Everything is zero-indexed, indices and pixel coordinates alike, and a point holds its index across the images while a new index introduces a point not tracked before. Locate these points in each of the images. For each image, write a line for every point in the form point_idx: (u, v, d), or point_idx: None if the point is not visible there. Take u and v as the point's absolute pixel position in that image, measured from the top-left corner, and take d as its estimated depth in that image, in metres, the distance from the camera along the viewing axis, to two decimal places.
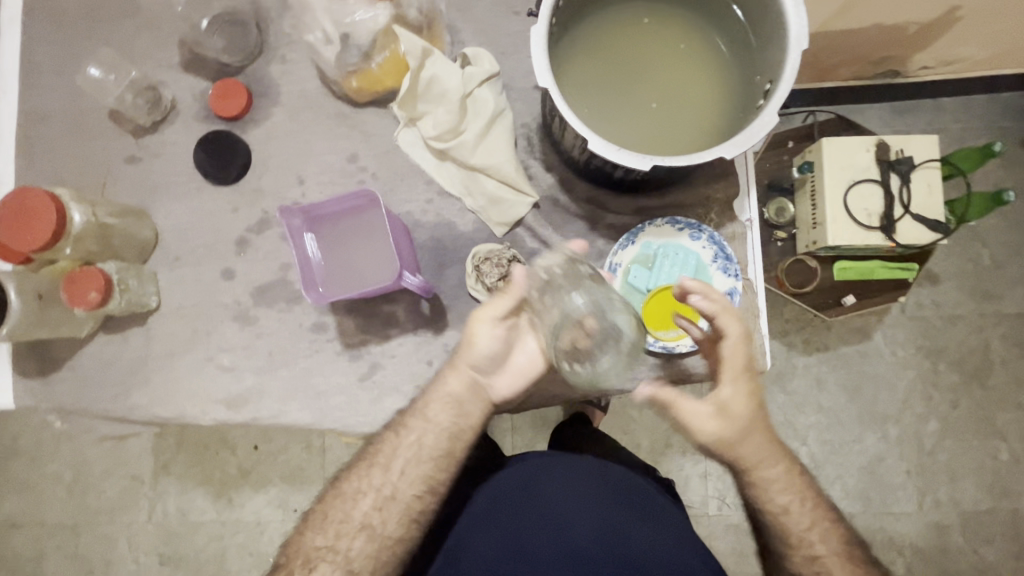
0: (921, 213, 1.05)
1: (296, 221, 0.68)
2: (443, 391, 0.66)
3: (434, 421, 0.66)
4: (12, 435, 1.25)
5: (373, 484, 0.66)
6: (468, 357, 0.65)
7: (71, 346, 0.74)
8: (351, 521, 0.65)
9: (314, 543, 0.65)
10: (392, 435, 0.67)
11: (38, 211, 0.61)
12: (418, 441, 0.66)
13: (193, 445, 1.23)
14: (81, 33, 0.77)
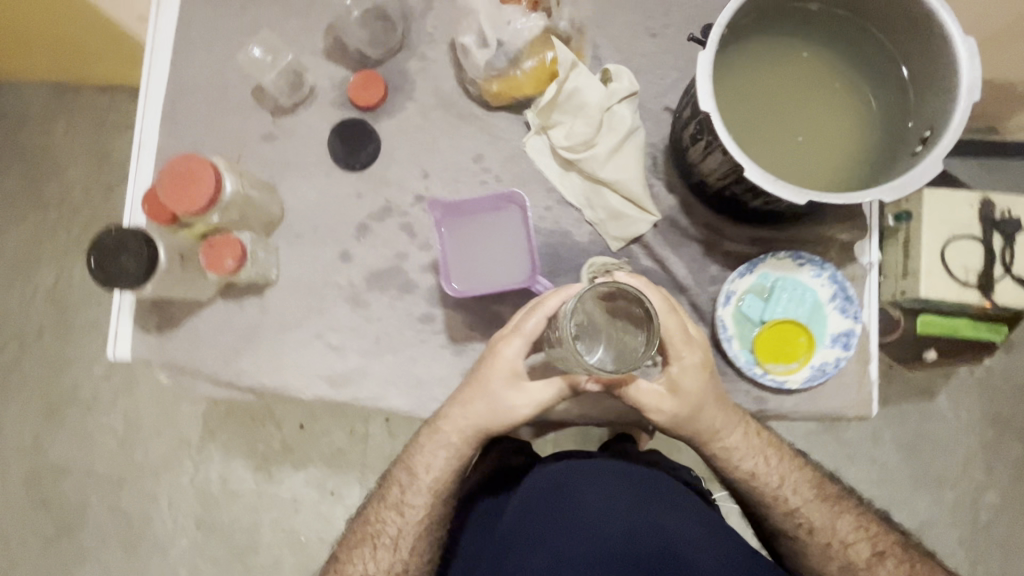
0: (1022, 276, 1.02)
1: (437, 214, 0.71)
2: (433, 456, 0.67)
3: (430, 487, 0.67)
4: (72, 382, 1.28)
5: (381, 560, 0.67)
6: (466, 421, 0.66)
7: (191, 308, 0.78)
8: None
9: None
10: (392, 510, 0.68)
11: (198, 175, 0.64)
12: (419, 506, 0.67)
13: (241, 416, 1.25)
14: (233, 12, 0.80)
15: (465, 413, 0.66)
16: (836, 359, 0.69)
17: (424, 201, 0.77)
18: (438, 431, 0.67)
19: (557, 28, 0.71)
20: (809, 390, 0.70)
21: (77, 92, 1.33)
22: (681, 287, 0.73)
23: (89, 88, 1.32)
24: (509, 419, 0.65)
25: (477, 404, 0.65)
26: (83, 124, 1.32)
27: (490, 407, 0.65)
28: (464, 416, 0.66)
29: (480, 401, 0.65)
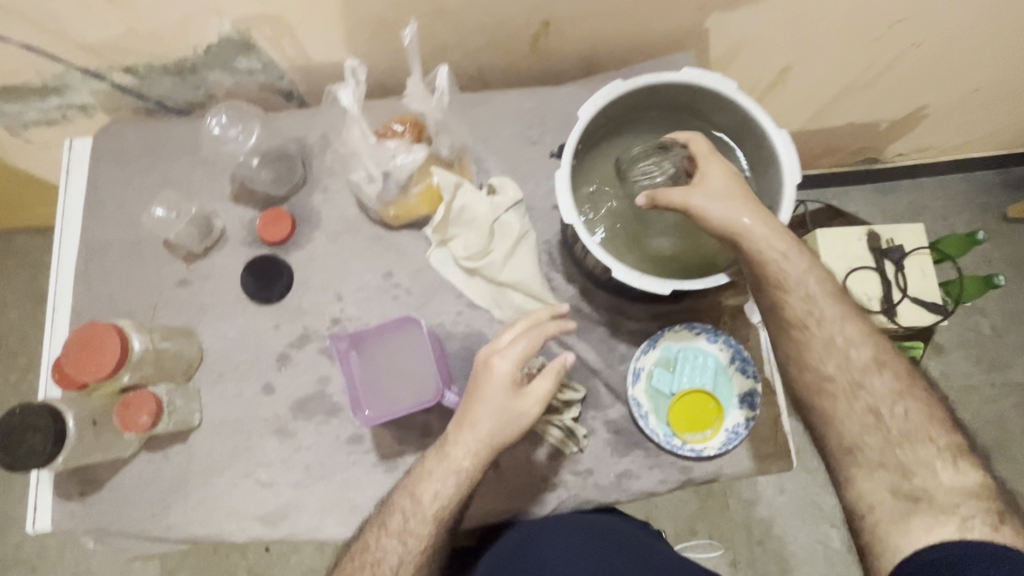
0: (917, 297, 1.10)
1: (341, 344, 0.73)
2: (443, 482, 0.64)
3: (442, 517, 0.64)
4: (16, 542, 1.20)
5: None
6: (476, 445, 0.64)
7: (114, 467, 0.76)
8: None
9: None
10: (395, 534, 0.64)
11: (105, 341, 0.66)
12: (432, 542, 0.64)
13: (202, 549, 1.19)
14: (139, 170, 0.85)
15: (473, 437, 0.64)
16: (745, 419, 0.74)
17: (340, 323, 0.79)
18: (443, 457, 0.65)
19: (439, 154, 0.76)
20: (730, 452, 0.73)
21: (15, 237, 1.42)
22: (594, 370, 0.76)
23: (27, 233, 1.42)
24: (516, 432, 0.65)
25: (486, 419, 0.64)
26: (25, 272, 1.41)
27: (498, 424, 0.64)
28: (472, 440, 0.64)
29: (488, 418, 0.64)
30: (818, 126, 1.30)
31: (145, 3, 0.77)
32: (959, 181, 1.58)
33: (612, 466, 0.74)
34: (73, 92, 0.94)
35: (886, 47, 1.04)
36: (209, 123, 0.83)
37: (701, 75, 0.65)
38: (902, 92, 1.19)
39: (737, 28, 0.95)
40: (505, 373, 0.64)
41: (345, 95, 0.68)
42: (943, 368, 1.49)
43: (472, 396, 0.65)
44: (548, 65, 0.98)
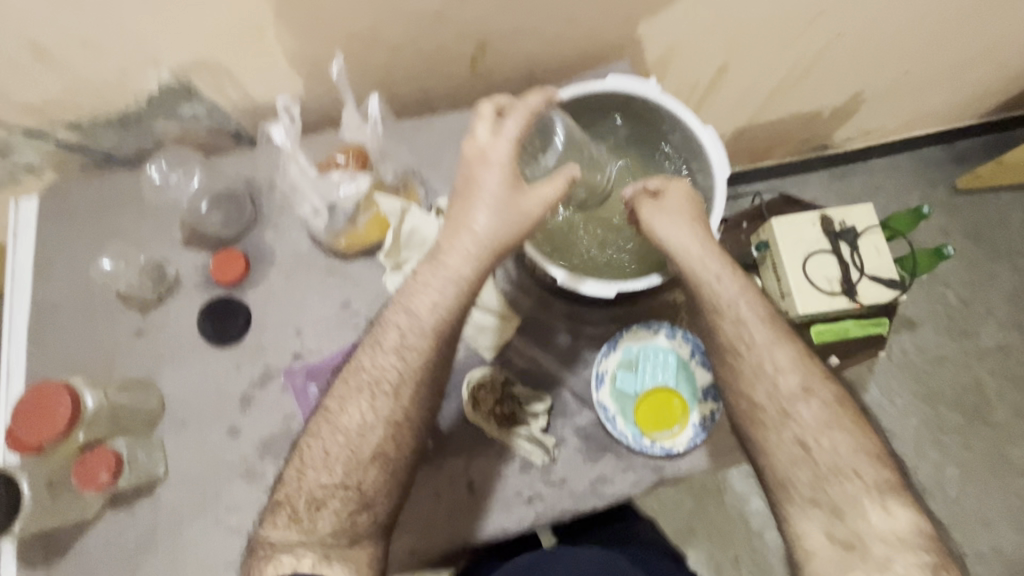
0: (874, 275, 1.11)
1: (298, 378, 0.77)
2: (368, 407, 0.66)
3: (376, 444, 0.66)
4: None
5: (331, 519, 0.64)
6: (405, 368, 0.66)
7: (79, 529, 0.74)
8: (345, 444, 0.65)
9: (319, 482, 0.65)
10: (361, 404, 0.66)
11: (54, 401, 0.65)
12: (370, 469, 0.65)
13: None
14: (86, 224, 0.84)
15: (398, 357, 0.66)
16: (711, 412, 0.74)
17: (301, 358, 0.79)
18: (370, 384, 0.66)
19: (384, 181, 0.80)
20: (699, 446, 0.73)
21: None
22: (558, 379, 0.76)
23: None
24: (521, 224, 0.66)
25: (412, 339, 0.66)
26: None
27: (426, 345, 0.66)
28: (402, 365, 0.66)
29: (417, 335, 0.66)
30: (764, 119, 1.34)
31: (77, 59, 0.77)
32: (908, 159, 1.63)
33: (586, 473, 0.73)
34: (17, 153, 0.93)
35: (813, 39, 1.08)
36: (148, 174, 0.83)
37: (628, 83, 0.74)
38: (839, 79, 1.23)
39: (669, 32, 0.98)
40: (432, 276, 0.66)
41: (276, 132, 0.69)
42: (916, 342, 1.51)
43: (401, 314, 0.67)
44: (491, 84, 1.00)
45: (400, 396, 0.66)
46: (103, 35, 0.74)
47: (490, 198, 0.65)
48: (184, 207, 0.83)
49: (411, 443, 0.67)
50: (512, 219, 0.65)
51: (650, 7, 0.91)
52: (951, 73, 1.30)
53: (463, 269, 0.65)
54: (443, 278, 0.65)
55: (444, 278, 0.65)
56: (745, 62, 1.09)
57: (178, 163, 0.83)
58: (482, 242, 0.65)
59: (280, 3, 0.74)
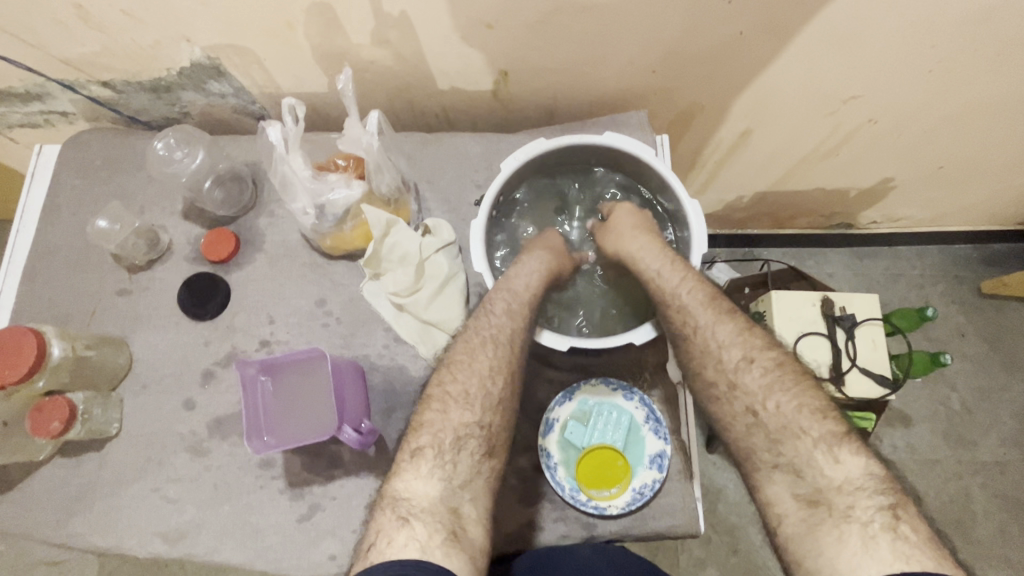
0: (867, 366, 1.05)
1: (250, 369, 0.70)
2: (493, 357, 0.70)
3: (503, 391, 0.69)
4: None
5: (468, 463, 0.65)
6: (514, 326, 0.72)
7: (27, 468, 0.77)
8: (476, 392, 0.68)
9: (462, 420, 0.66)
10: (488, 351, 0.70)
11: (18, 343, 0.68)
12: (496, 415, 0.68)
13: None
14: (97, 180, 0.88)
15: (511, 319, 0.72)
16: (653, 481, 0.73)
17: (268, 346, 0.80)
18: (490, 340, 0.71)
19: (378, 191, 0.79)
20: (634, 513, 0.72)
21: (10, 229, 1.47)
22: None
23: None
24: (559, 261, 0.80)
25: (518, 304, 0.73)
26: None
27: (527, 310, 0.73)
28: (511, 321, 0.72)
29: (522, 300, 0.74)
30: (785, 188, 1.31)
31: (115, 25, 0.81)
32: (933, 253, 1.58)
33: (517, 516, 0.73)
34: (54, 100, 0.98)
35: (843, 121, 1.06)
36: (153, 146, 0.84)
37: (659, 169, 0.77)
38: (867, 163, 1.20)
39: (695, 90, 0.97)
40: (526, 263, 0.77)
41: (272, 131, 0.72)
42: (907, 441, 1.45)
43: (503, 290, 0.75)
44: (511, 111, 1.01)
45: (516, 348, 0.71)
46: (141, 7, 0.78)
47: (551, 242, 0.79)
48: (185, 182, 0.85)
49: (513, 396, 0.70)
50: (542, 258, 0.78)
51: (676, 64, 0.90)
52: (988, 176, 1.26)
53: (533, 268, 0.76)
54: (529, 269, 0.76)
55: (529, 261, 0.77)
56: (769, 132, 1.08)
57: (183, 140, 0.85)
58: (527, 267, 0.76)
59: (310, 5, 0.77)
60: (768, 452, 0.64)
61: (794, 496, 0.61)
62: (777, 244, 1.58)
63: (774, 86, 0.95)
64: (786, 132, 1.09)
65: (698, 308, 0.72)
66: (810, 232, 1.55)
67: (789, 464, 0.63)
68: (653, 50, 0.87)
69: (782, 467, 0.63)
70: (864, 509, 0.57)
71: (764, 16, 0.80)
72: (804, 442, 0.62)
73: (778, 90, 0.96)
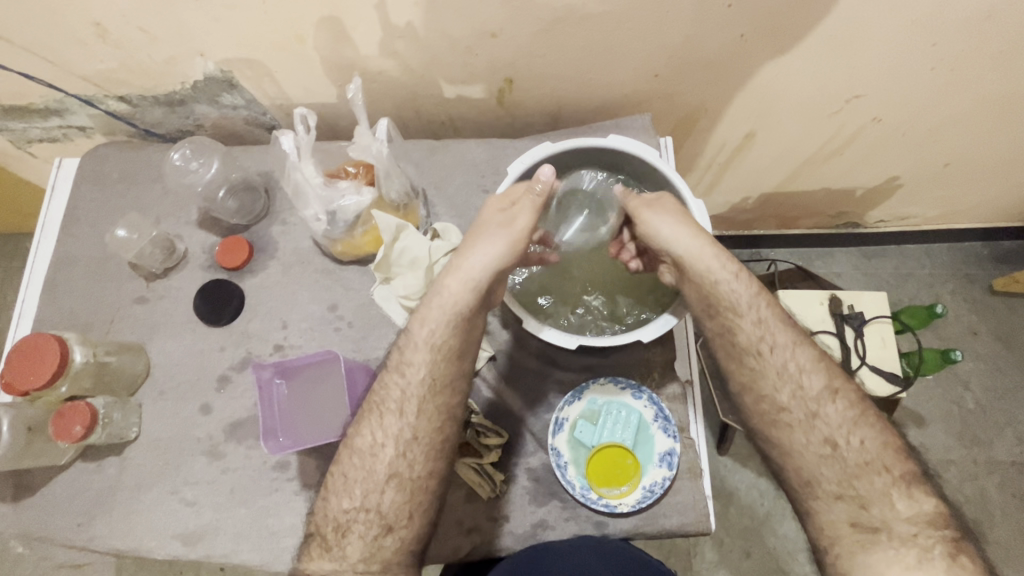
0: (876, 365, 1.05)
1: (266, 373, 0.71)
2: (378, 431, 0.69)
3: (389, 466, 0.68)
4: None
5: (359, 544, 0.66)
6: (406, 389, 0.69)
7: (49, 473, 0.79)
8: (375, 474, 0.68)
9: (342, 505, 0.68)
10: (386, 420, 0.69)
11: (44, 350, 0.71)
12: (385, 492, 0.67)
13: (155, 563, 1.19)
14: (115, 192, 0.90)
15: (403, 381, 0.69)
16: (663, 479, 0.74)
17: (282, 351, 0.82)
18: (392, 409, 0.69)
19: (388, 198, 0.81)
20: (645, 511, 0.73)
21: (24, 240, 1.50)
22: (517, 418, 0.77)
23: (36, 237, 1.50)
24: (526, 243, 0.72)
25: (412, 355, 0.70)
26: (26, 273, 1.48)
27: (428, 358, 0.69)
28: (404, 382, 0.69)
29: (417, 349, 0.70)
30: (791, 188, 1.32)
31: (133, 42, 0.84)
32: (943, 251, 1.57)
33: (529, 515, 0.73)
34: (72, 115, 1.00)
35: (848, 120, 1.06)
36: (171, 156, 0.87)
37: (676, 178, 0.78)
38: (873, 162, 1.21)
39: (698, 94, 0.98)
40: (435, 298, 0.71)
41: (285, 141, 0.74)
42: (921, 441, 1.44)
43: (403, 336, 0.72)
44: (517, 118, 1.02)
45: (407, 413, 0.68)
46: (159, 24, 0.80)
47: (491, 226, 0.72)
48: (200, 192, 0.88)
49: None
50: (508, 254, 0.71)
51: (679, 68, 0.92)
52: (995, 173, 1.25)
53: (460, 293, 0.70)
54: (440, 301, 0.70)
55: (444, 292, 0.70)
56: (773, 133, 1.09)
57: (200, 151, 0.88)
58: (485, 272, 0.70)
59: (320, 18, 0.79)
60: (837, 484, 0.67)
61: (852, 523, 0.65)
62: (783, 244, 1.58)
63: (777, 87, 0.96)
64: (790, 133, 1.10)
65: (703, 304, 0.74)
66: (816, 232, 1.55)
67: (856, 496, 0.66)
68: (657, 55, 0.88)
69: (847, 498, 0.66)
70: (927, 538, 0.63)
71: (765, 19, 0.81)
72: (884, 479, 0.66)
73: (781, 91, 0.97)
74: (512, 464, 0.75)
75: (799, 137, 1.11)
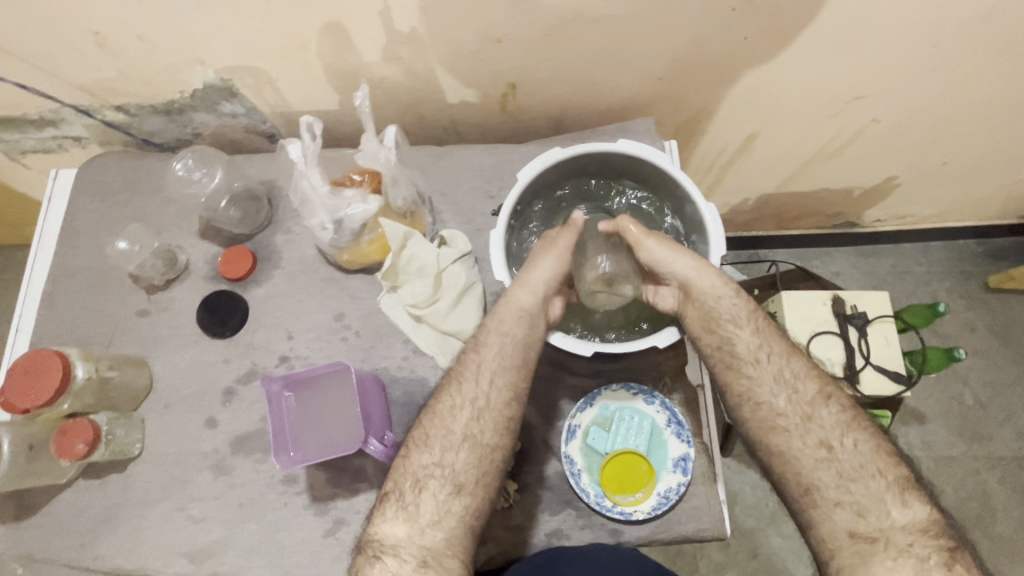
0: (881, 364, 1.05)
1: (274, 386, 0.70)
2: (459, 396, 0.69)
3: (465, 429, 0.68)
4: None
5: (431, 505, 0.65)
6: (484, 361, 0.70)
7: (51, 492, 0.77)
8: (454, 435, 0.68)
9: (422, 463, 0.67)
10: (457, 389, 0.70)
11: (46, 367, 0.69)
12: (460, 453, 0.67)
13: None
14: (114, 203, 0.89)
15: (480, 353, 0.71)
16: (678, 484, 0.74)
17: (288, 362, 0.81)
18: (465, 378, 0.70)
19: (394, 205, 0.80)
20: (660, 518, 0.73)
21: (13, 252, 1.47)
22: (528, 427, 0.76)
23: (26, 249, 1.47)
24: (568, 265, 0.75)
25: (490, 336, 0.71)
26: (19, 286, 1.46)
27: (501, 338, 0.71)
28: (481, 356, 0.71)
29: (493, 332, 0.71)
30: (791, 190, 1.33)
31: (132, 51, 0.82)
32: (940, 249, 1.58)
33: (543, 524, 0.73)
34: (68, 125, 0.99)
35: (847, 121, 1.07)
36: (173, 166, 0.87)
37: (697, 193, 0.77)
38: (872, 162, 1.21)
39: (699, 97, 0.98)
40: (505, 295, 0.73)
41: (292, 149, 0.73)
42: (922, 439, 1.45)
43: (482, 324, 0.73)
44: (520, 123, 1.02)
45: (485, 380, 0.70)
46: (158, 32, 0.79)
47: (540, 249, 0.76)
48: (203, 202, 0.87)
49: (516, 409, 0.70)
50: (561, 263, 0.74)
51: (681, 72, 0.92)
52: (990, 172, 1.27)
53: (529, 296, 0.72)
54: (511, 301, 0.72)
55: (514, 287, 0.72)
56: (774, 135, 1.10)
57: (203, 161, 0.86)
58: (546, 280, 0.73)
59: (324, 25, 0.78)
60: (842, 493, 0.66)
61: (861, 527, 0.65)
62: (782, 245, 1.59)
63: (778, 90, 0.96)
64: (790, 135, 1.10)
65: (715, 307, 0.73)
66: (814, 233, 1.55)
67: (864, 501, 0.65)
68: (659, 58, 0.88)
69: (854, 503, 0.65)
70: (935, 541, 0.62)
71: (767, 22, 0.82)
72: (892, 484, 0.65)
73: (782, 93, 0.97)
74: (526, 473, 0.74)
75: (799, 139, 1.12)
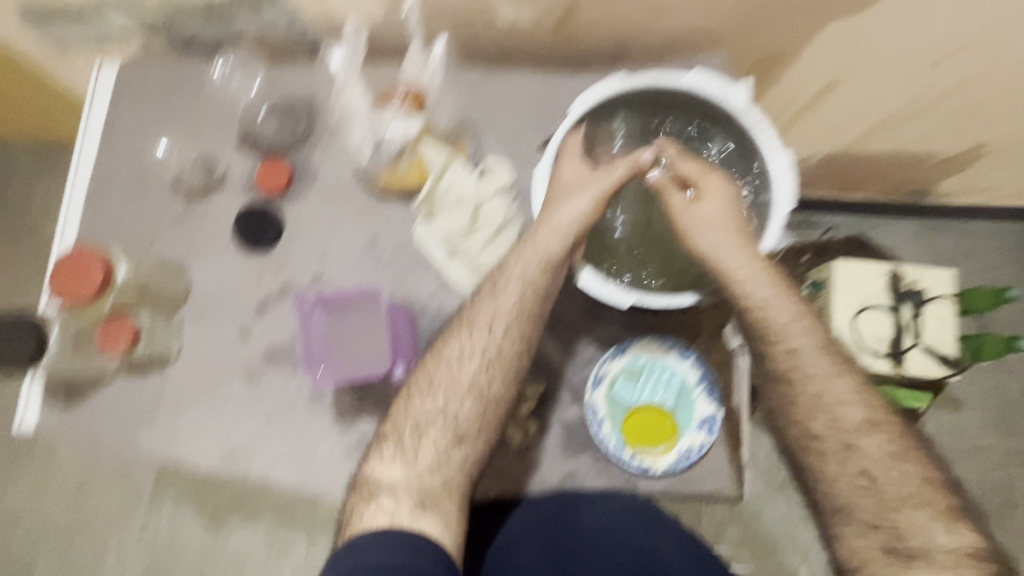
0: (931, 346, 0.99)
1: (307, 304, 0.72)
2: (468, 342, 0.68)
3: (471, 379, 0.68)
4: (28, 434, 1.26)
5: (442, 435, 0.66)
6: (499, 310, 0.68)
7: (96, 382, 0.81)
8: (460, 385, 0.67)
9: (423, 408, 0.68)
10: (467, 337, 0.68)
11: (88, 263, 0.74)
12: (464, 402, 0.67)
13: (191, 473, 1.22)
14: (155, 105, 0.87)
15: (498, 300, 0.68)
16: (702, 443, 0.72)
17: (321, 282, 0.81)
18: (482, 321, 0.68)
19: (436, 127, 0.81)
20: (679, 473, 0.72)
21: None
22: (558, 370, 0.76)
23: None
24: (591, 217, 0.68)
25: (506, 285, 0.68)
26: None
27: (519, 291, 0.68)
28: (495, 306, 0.68)
29: (510, 281, 0.68)
30: (863, 151, 1.21)
31: None
32: (1015, 231, 1.44)
33: (560, 466, 0.73)
34: None
35: (945, 76, 0.95)
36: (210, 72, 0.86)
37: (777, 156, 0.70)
38: (961, 126, 1.09)
39: (781, 35, 0.88)
40: (527, 243, 0.68)
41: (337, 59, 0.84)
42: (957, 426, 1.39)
43: (497, 269, 0.70)
44: (575, 50, 0.94)
45: (496, 331, 0.68)
46: None
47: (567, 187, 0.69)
48: (243, 110, 0.85)
49: None
50: (593, 203, 0.68)
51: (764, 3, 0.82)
52: None
53: (552, 242, 0.67)
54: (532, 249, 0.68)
55: (537, 239, 0.68)
56: (857, 88, 0.98)
57: (242, 65, 0.86)
58: (572, 222, 0.67)
59: None
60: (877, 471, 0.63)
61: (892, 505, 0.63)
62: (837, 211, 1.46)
63: (873, 32, 0.85)
64: (875, 87, 0.99)
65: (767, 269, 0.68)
66: (877, 201, 1.42)
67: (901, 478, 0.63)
68: None
69: None
70: None
71: None
72: None
73: (878, 35, 0.86)
74: (549, 417, 0.74)
75: (885, 92, 1.00)
